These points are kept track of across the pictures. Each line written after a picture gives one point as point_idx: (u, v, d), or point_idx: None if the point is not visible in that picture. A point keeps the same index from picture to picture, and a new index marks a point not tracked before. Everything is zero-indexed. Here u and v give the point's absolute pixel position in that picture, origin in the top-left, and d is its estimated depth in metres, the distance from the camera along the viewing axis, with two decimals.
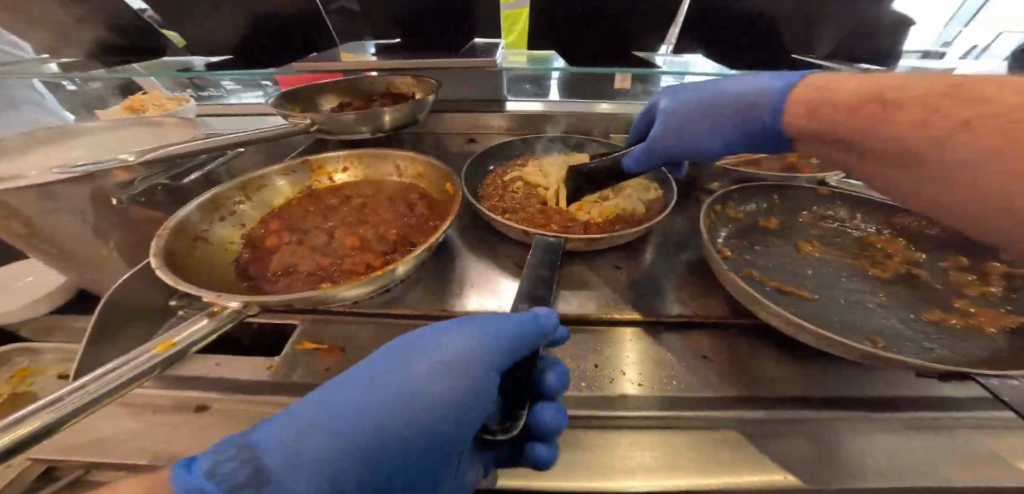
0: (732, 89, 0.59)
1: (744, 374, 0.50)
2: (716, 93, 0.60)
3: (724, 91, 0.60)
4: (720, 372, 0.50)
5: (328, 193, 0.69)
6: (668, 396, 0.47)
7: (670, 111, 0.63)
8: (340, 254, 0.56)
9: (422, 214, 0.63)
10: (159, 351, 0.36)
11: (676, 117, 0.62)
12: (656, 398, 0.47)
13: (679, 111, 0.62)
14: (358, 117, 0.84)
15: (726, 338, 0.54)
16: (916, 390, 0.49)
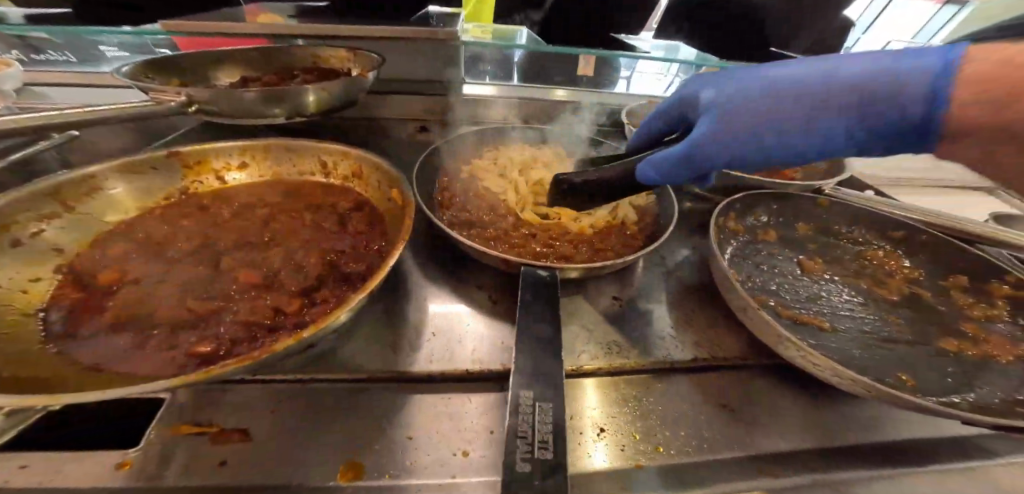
0: (817, 73, 0.41)
1: (768, 422, 0.41)
2: (780, 80, 0.43)
3: (793, 77, 0.43)
4: (741, 428, 0.40)
5: (215, 200, 0.50)
6: (698, 469, 0.36)
7: (719, 105, 0.45)
8: (226, 297, 0.38)
9: (355, 232, 0.47)
10: None
11: (730, 117, 0.45)
12: (685, 471, 0.35)
13: (734, 106, 0.44)
14: (266, 96, 0.63)
15: (741, 380, 0.45)
16: (961, 443, 0.41)
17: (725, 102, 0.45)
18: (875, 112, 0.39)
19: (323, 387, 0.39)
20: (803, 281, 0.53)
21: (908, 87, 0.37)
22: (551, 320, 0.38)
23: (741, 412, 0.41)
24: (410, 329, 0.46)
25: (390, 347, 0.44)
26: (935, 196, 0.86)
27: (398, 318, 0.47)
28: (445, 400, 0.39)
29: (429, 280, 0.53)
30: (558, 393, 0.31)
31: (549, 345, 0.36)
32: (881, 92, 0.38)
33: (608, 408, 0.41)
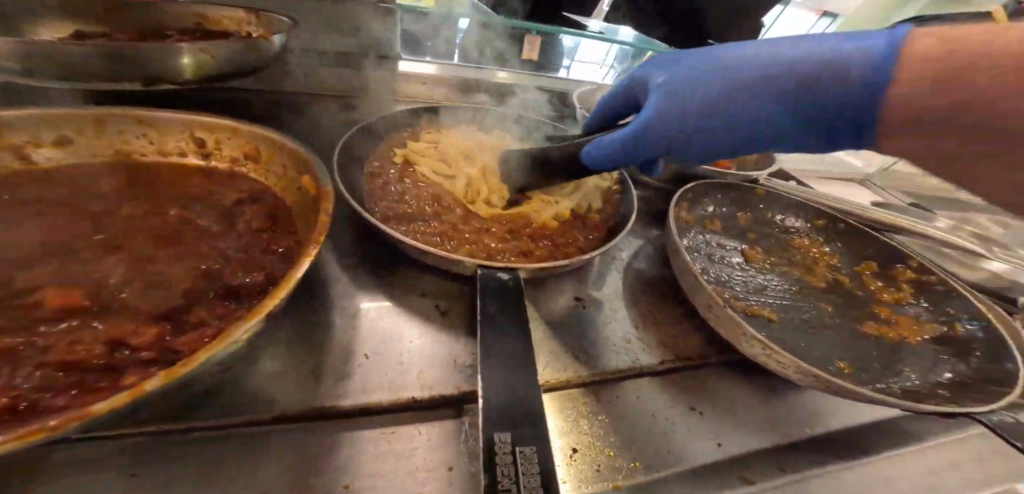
0: (762, 57, 0.39)
1: (732, 419, 0.40)
2: (730, 62, 0.41)
3: (741, 62, 0.40)
4: (715, 429, 0.38)
5: (16, 191, 0.34)
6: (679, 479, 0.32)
7: (665, 88, 0.43)
8: (23, 334, 0.24)
9: (251, 232, 0.35)
10: None
11: (676, 100, 0.42)
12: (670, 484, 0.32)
13: (679, 88, 0.42)
14: (115, 54, 0.46)
15: (703, 375, 0.43)
16: (889, 418, 0.44)
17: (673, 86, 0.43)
18: (817, 100, 0.37)
19: (208, 438, 0.28)
20: (749, 271, 0.55)
21: (862, 74, 0.34)
22: (514, 333, 0.32)
23: (707, 412, 0.39)
24: (336, 349, 0.36)
25: (309, 374, 0.34)
26: (833, 187, 0.96)
27: (319, 335, 0.37)
28: (388, 437, 0.31)
29: (361, 286, 0.44)
30: (540, 433, 0.25)
31: (518, 362, 0.30)
32: (824, 79, 0.36)
33: (577, 420, 0.36)
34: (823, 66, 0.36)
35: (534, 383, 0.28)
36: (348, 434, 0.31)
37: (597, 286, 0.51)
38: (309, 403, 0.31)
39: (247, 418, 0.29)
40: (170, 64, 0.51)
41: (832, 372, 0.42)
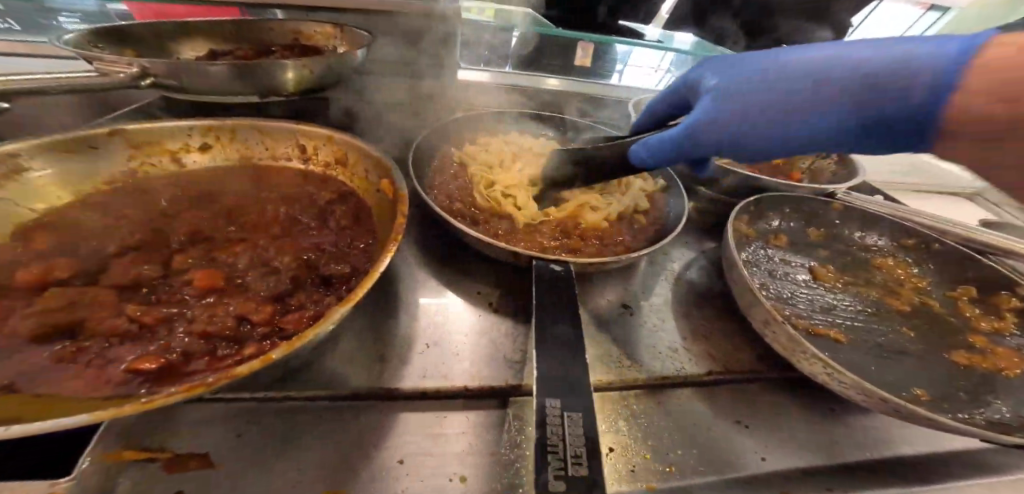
0: (818, 60, 0.39)
1: (784, 440, 0.38)
2: (790, 65, 0.41)
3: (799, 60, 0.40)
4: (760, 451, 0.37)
5: (170, 188, 0.43)
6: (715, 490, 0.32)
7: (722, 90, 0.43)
8: (183, 302, 0.32)
9: (339, 227, 0.41)
10: None
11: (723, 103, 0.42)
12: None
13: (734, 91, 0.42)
14: (236, 70, 0.56)
15: (754, 391, 0.42)
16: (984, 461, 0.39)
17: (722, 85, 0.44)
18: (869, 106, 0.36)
19: (291, 406, 0.34)
20: (817, 291, 0.51)
21: (925, 79, 0.33)
22: (565, 319, 0.33)
23: (755, 429, 0.38)
24: (399, 335, 0.41)
25: (378, 356, 0.39)
26: (933, 203, 0.85)
27: (386, 322, 0.42)
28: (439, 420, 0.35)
29: (425, 277, 0.48)
30: (586, 402, 0.27)
31: (569, 344, 0.31)
32: (889, 81, 0.35)
33: (615, 424, 0.36)
34: (889, 68, 0.35)
35: (582, 364, 0.29)
36: (402, 415, 0.35)
37: (646, 296, 0.51)
38: (374, 385, 0.36)
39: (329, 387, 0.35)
40: (278, 77, 0.60)
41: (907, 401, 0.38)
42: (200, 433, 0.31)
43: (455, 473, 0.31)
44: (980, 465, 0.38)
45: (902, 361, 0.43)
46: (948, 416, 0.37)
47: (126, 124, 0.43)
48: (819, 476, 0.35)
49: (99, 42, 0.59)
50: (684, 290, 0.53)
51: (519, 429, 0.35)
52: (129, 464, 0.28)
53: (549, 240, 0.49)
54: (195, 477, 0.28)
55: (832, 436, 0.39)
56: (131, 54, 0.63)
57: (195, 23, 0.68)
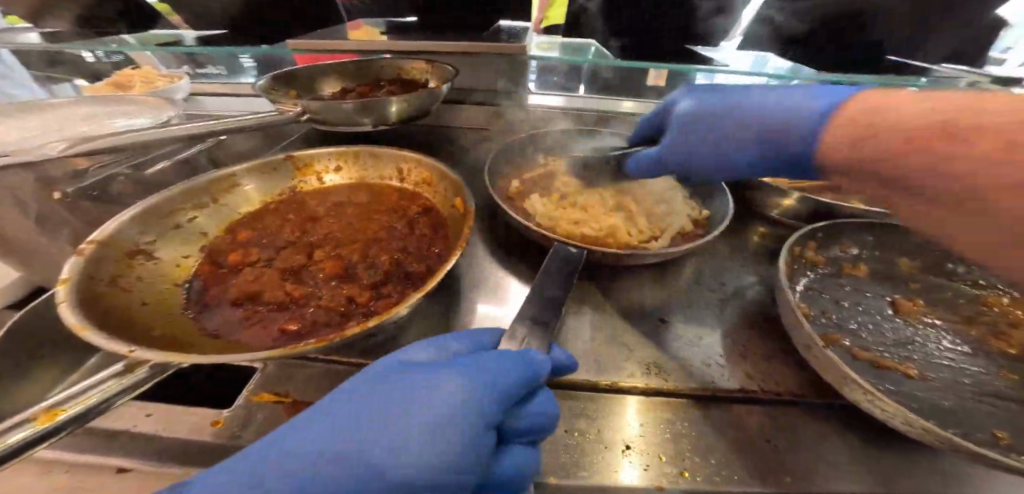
0: (766, 101, 0.47)
1: (818, 470, 0.38)
2: (757, 104, 0.47)
3: (759, 103, 0.48)
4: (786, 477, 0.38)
5: (312, 198, 0.59)
6: None
7: (680, 126, 0.53)
8: (315, 282, 0.45)
9: (421, 233, 0.52)
10: (38, 424, 0.26)
11: (686, 137, 0.52)
12: None
13: (689, 121, 0.52)
14: (358, 107, 0.73)
15: (796, 419, 0.42)
16: None
17: (693, 115, 0.52)
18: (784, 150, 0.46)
19: None
20: (896, 326, 0.46)
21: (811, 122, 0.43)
22: None
23: (787, 452, 0.39)
24: (461, 322, 0.50)
25: (443, 337, 0.48)
26: None
27: (453, 311, 0.52)
28: None
29: (487, 276, 0.57)
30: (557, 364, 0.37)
31: None
32: (786, 129, 0.45)
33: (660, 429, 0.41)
34: (788, 118, 0.45)
35: None
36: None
37: (691, 313, 0.53)
38: None
39: None
40: (385, 110, 0.77)
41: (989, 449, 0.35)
42: (322, 383, 0.44)
43: None
44: None
45: (993, 407, 0.39)
46: None
47: (291, 153, 0.60)
48: None
49: (273, 87, 0.82)
50: (733, 310, 0.53)
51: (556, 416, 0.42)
52: (265, 403, 0.42)
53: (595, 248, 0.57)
54: None
55: (883, 476, 0.38)
56: (292, 93, 0.86)
57: (333, 67, 0.89)
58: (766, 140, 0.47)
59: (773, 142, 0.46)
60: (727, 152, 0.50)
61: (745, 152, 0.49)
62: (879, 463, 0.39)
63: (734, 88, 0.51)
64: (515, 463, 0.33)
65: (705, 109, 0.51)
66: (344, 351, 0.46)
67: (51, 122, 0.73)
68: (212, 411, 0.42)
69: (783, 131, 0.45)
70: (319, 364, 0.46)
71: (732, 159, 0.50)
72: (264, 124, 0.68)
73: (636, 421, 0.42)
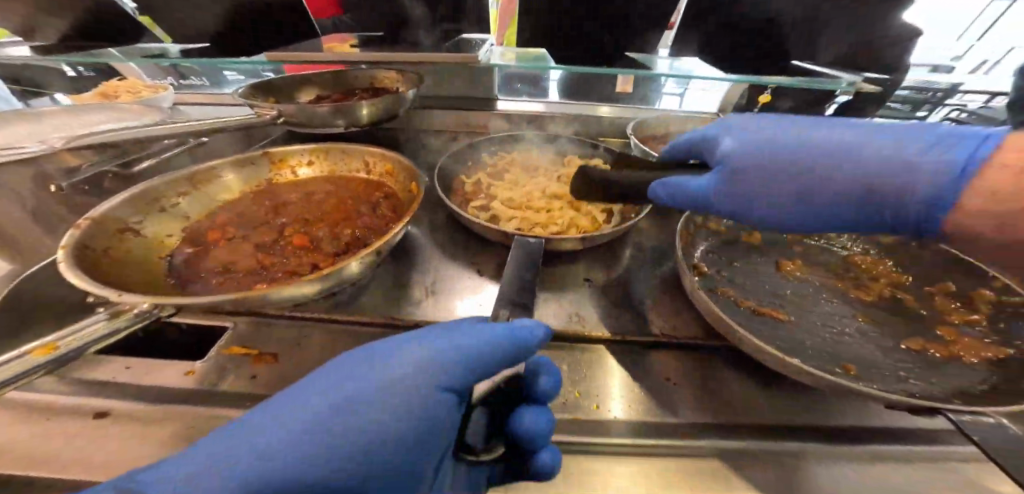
0: (843, 140, 0.45)
1: (700, 396, 0.47)
2: (805, 143, 0.46)
3: (820, 143, 0.46)
4: (672, 396, 0.47)
5: (285, 189, 0.66)
6: (617, 424, 0.44)
7: (734, 163, 0.49)
8: (285, 254, 0.53)
9: (381, 214, 0.60)
10: (36, 354, 0.32)
11: (738, 177, 0.49)
12: (617, 427, 0.43)
13: (746, 159, 0.48)
14: (332, 111, 0.81)
15: (690, 359, 0.51)
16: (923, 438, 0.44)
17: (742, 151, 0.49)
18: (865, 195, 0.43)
19: (339, 327, 0.53)
20: (778, 280, 0.56)
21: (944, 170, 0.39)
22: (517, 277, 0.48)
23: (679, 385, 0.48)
24: (417, 289, 0.58)
25: (397, 300, 0.56)
26: None
27: (410, 282, 0.60)
28: None
29: (441, 253, 0.65)
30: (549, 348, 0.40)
31: (508, 288, 0.45)
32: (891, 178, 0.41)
33: (567, 370, 0.50)
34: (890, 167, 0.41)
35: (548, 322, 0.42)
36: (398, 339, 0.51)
37: (616, 279, 0.62)
38: (392, 315, 0.53)
39: (367, 316, 0.54)
40: (357, 113, 0.85)
41: (834, 372, 0.44)
42: (287, 339, 0.52)
43: None
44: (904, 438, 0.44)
45: (846, 342, 0.48)
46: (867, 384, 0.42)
47: (267, 149, 0.68)
48: (705, 426, 0.44)
49: (252, 94, 0.90)
50: (654, 276, 0.63)
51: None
52: (235, 355, 0.49)
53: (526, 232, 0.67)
54: (268, 368, 0.48)
55: (751, 399, 0.47)
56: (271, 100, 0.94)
57: (311, 76, 0.98)
58: (822, 182, 0.45)
59: (868, 198, 0.43)
60: (802, 198, 0.47)
61: (806, 202, 0.46)
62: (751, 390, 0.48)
63: (788, 125, 0.49)
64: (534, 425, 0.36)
65: (759, 148, 0.48)
66: (307, 313, 0.54)
67: (40, 127, 0.78)
68: (187, 364, 0.49)
69: (893, 188, 0.41)
70: (284, 325, 0.54)
71: (790, 209, 0.48)
72: (243, 125, 0.75)
73: (551, 365, 0.50)
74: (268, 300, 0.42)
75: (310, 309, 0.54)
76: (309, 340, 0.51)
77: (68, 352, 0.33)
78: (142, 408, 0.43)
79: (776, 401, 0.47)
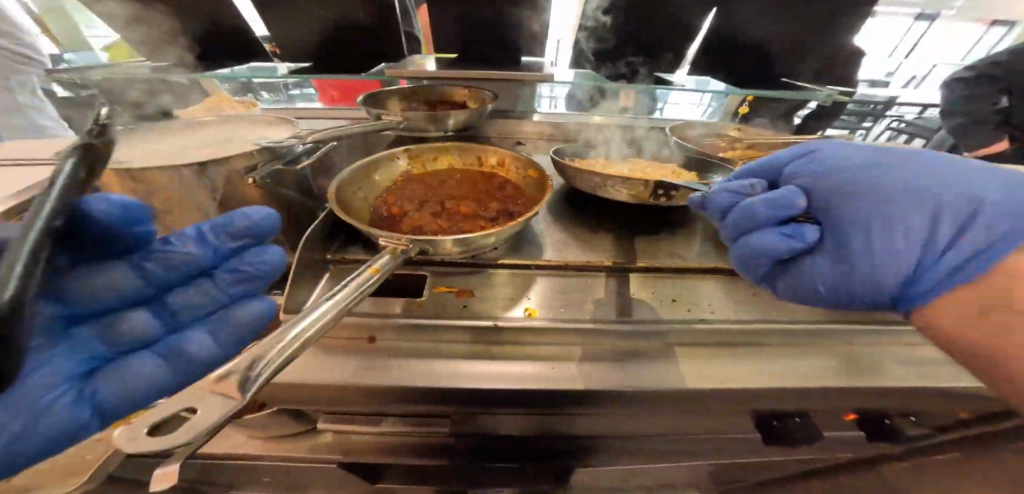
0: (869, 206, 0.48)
1: (752, 297, 0.72)
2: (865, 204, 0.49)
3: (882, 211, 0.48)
4: (747, 298, 0.72)
5: (424, 177, 0.86)
6: (711, 316, 0.67)
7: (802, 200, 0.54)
8: (454, 219, 0.72)
9: (509, 194, 0.80)
10: (372, 273, 0.53)
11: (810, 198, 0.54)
12: (711, 317, 0.67)
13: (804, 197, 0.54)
14: (429, 118, 1.03)
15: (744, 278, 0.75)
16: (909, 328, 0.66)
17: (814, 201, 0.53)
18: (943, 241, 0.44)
19: (508, 272, 0.75)
20: None
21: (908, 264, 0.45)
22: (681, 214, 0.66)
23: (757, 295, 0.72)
24: (542, 250, 0.80)
25: (533, 258, 0.78)
26: None
27: (535, 246, 0.82)
28: (574, 284, 0.74)
29: (549, 227, 0.88)
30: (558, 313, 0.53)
31: None
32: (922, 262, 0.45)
33: (665, 289, 0.73)
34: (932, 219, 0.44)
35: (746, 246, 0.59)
36: (546, 277, 0.75)
37: (680, 239, 0.85)
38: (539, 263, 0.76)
39: (516, 268, 0.76)
40: (445, 121, 1.07)
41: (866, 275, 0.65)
42: (468, 283, 0.73)
43: (588, 306, 0.69)
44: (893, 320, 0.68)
45: None
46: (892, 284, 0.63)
47: (405, 147, 0.87)
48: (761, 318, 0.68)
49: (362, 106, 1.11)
50: (704, 235, 0.87)
51: (623, 287, 0.73)
52: (442, 292, 0.70)
53: (608, 209, 0.95)
54: (469, 299, 0.69)
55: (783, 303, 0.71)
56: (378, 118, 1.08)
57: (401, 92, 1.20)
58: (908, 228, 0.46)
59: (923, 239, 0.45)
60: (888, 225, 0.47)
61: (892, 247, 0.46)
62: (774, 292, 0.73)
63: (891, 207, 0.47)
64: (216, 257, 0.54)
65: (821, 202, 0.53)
66: (481, 264, 0.76)
67: (197, 137, 0.95)
68: (406, 300, 0.70)
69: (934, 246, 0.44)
70: (464, 274, 0.75)
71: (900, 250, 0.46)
72: (373, 130, 0.95)
73: (651, 285, 0.73)
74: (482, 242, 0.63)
75: (482, 261, 0.76)
76: (484, 283, 0.73)
77: (386, 270, 0.54)
78: (397, 326, 0.63)
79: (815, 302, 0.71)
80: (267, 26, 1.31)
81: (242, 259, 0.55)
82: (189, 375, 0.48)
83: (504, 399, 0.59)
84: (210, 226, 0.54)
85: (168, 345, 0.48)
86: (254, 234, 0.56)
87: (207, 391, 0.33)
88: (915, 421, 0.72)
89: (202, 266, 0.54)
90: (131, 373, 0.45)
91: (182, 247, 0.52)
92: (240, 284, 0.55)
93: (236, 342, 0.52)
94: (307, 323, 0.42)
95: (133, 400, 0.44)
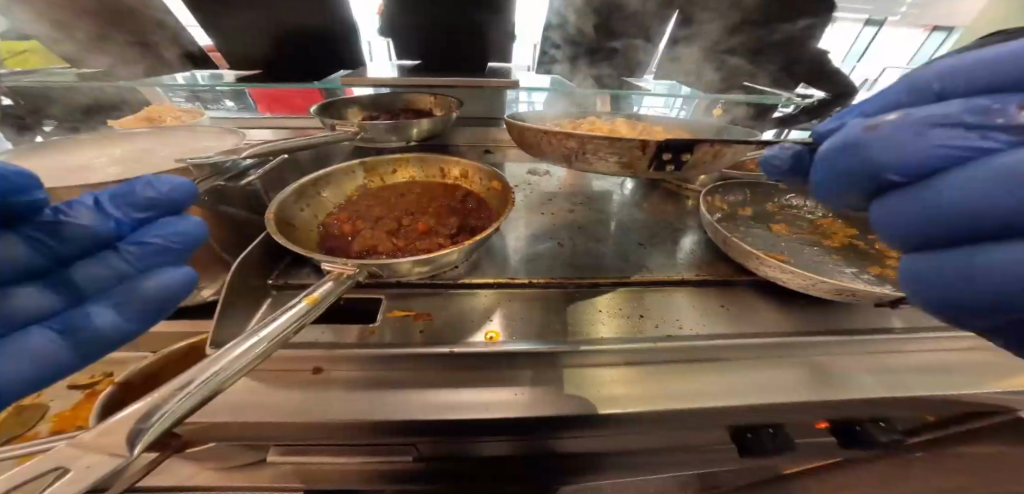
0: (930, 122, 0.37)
1: (719, 308, 0.71)
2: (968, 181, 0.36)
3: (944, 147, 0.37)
4: (714, 310, 0.70)
5: (382, 193, 0.81)
6: (676, 330, 0.66)
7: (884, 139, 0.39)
8: (412, 236, 0.67)
9: (472, 208, 0.77)
10: (309, 301, 0.48)
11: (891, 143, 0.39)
12: (675, 331, 0.66)
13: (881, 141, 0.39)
14: (391, 127, 0.99)
15: (708, 289, 0.74)
16: (871, 336, 0.66)
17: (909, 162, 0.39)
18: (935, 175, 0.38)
19: (469, 290, 0.72)
20: (769, 235, 0.78)
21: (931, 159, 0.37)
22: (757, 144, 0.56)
23: (726, 308, 0.71)
24: (507, 266, 0.77)
25: (497, 275, 0.75)
26: None
27: (499, 262, 0.79)
28: (538, 301, 0.71)
29: (515, 241, 0.85)
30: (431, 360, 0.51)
31: None
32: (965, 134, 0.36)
33: (632, 303, 0.71)
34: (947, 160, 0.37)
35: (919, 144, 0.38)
36: (511, 295, 0.72)
37: (647, 249, 0.84)
38: (503, 281, 0.73)
39: (479, 285, 0.73)
40: (408, 130, 1.03)
41: (838, 279, 0.64)
42: (427, 304, 0.69)
43: (553, 325, 0.66)
44: (858, 328, 0.67)
45: (827, 268, 0.68)
46: (864, 286, 0.62)
47: (362, 160, 0.82)
48: (727, 332, 0.66)
49: (319, 115, 1.05)
50: (672, 244, 0.86)
51: (590, 303, 0.71)
52: (399, 316, 0.67)
53: (577, 221, 0.93)
54: (427, 321, 0.66)
55: (748, 313, 0.70)
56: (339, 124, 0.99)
57: (361, 100, 1.14)
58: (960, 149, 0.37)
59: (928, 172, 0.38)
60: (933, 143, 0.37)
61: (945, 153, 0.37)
62: (740, 301, 0.72)
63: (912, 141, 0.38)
64: (111, 225, 0.52)
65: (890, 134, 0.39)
66: (444, 283, 0.73)
67: (129, 151, 0.87)
68: (359, 326, 0.65)
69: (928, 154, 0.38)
70: (423, 294, 0.71)
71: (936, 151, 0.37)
72: (327, 141, 0.89)
73: (617, 300, 0.72)
74: (436, 260, 0.59)
75: (444, 279, 0.73)
76: (444, 304, 0.70)
77: (325, 301, 0.49)
78: (345, 357, 0.58)
79: (780, 312, 0.70)
80: (215, 32, 1.24)
81: (154, 231, 0.53)
82: (92, 351, 0.47)
83: (465, 430, 0.55)
84: (107, 198, 0.52)
85: (67, 321, 0.47)
86: (162, 205, 0.54)
87: (88, 448, 0.31)
88: (884, 426, 0.73)
89: (103, 239, 0.51)
90: (27, 351, 0.43)
91: (74, 218, 0.49)
92: (149, 257, 0.52)
93: (149, 313, 0.51)
94: (229, 361, 0.38)
95: (35, 375, 0.43)
